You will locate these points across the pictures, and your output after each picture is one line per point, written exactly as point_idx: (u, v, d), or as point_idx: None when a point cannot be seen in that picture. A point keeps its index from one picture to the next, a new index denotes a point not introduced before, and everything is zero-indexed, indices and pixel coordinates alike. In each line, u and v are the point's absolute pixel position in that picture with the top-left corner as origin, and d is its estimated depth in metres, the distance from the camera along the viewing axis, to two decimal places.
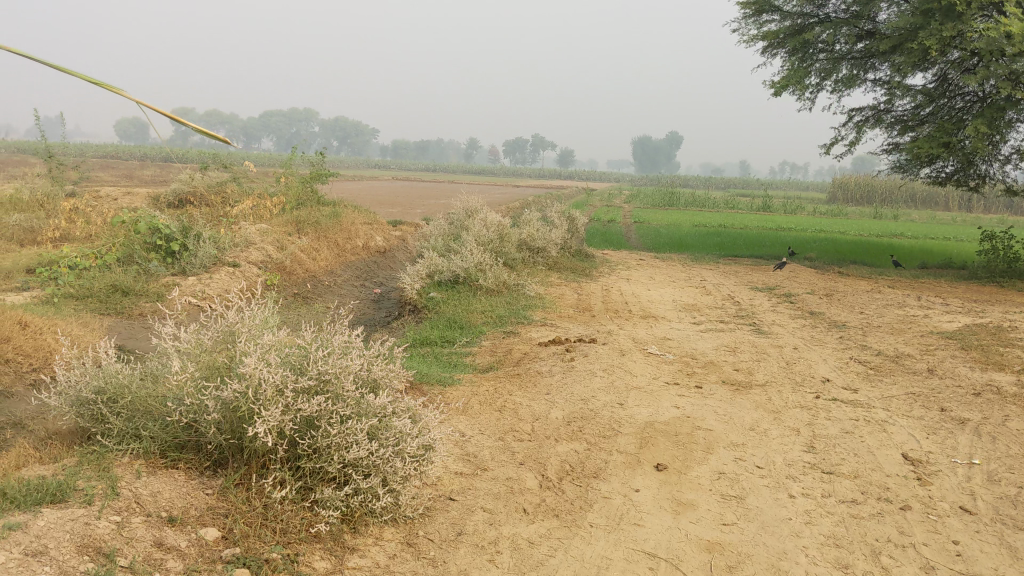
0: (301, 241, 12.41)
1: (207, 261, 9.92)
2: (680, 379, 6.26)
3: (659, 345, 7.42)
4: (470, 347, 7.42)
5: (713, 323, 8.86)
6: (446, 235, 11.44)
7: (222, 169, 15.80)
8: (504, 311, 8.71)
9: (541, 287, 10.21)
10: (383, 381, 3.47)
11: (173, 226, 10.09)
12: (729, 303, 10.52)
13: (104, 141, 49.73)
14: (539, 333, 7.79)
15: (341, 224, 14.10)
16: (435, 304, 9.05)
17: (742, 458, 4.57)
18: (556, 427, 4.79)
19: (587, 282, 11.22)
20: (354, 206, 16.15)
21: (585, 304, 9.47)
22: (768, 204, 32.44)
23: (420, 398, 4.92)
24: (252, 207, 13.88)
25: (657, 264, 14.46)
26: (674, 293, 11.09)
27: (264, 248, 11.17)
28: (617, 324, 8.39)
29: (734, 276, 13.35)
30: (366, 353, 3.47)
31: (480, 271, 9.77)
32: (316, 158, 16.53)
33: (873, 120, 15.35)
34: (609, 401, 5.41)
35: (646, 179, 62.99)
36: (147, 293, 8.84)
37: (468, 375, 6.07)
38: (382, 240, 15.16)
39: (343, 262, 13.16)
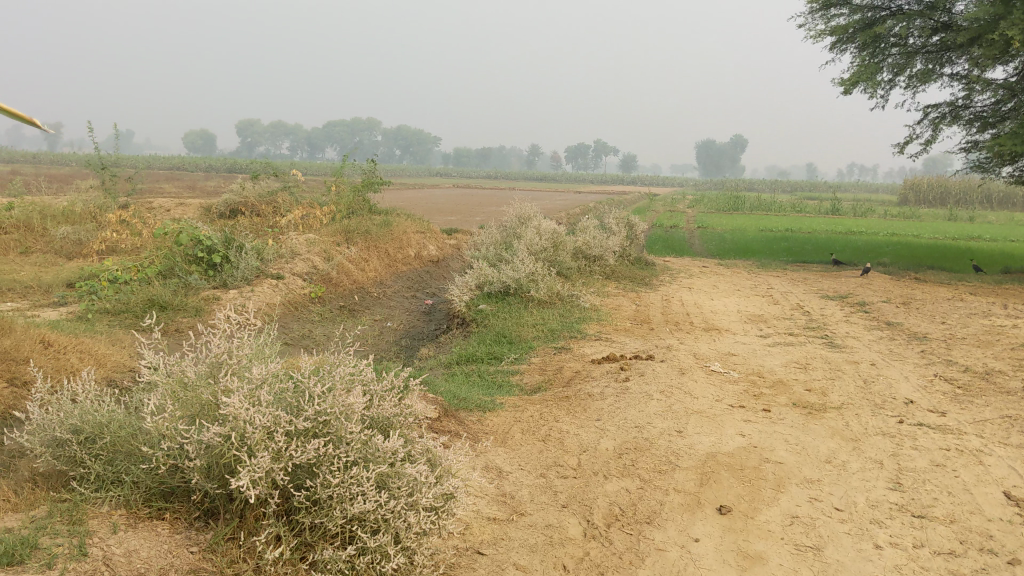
0: (350, 251, 12.08)
1: (249, 274, 9.64)
2: (746, 402, 5.68)
3: (722, 361, 6.84)
4: (518, 364, 6.95)
5: (781, 336, 8.23)
6: (497, 243, 10.99)
7: (274, 179, 15.63)
8: (556, 324, 8.22)
9: (597, 297, 9.69)
10: (395, 422, 3.02)
11: (216, 238, 9.85)
12: (799, 313, 9.86)
13: (171, 155, 50.70)
14: (592, 349, 7.28)
15: (393, 232, 13.77)
16: (483, 317, 8.60)
17: (818, 499, 3.99)
18: (606, 459, 4.27)
19: (646, 292, 10.67)
20: (407, 215, 15.83)
21: (643, 316, 8.93)
22: (836, 207, 31.43)
23: (454, 428, 4.45)
24: (302, 217, 13.63)
25: (719, 272, 13.83)
26: (739, 303, 10.47)
27: (310, 258, 10.87)
28: (677, 337, 7.83)
29: (802, 284, 12.66)
30: (374, 387, 3.03)
31: (532, 282, 9.28)
32: (369, 166, 16.26)
33: (950, 116, 14.49)
34: (667, 428, 4.87)
35: (710, 183, 61.94)
36: (186, 308, 8.57)
37: (511, 396, 5.59)
38: (436, 249, 14.80)
39: (394, 273, 12.82)
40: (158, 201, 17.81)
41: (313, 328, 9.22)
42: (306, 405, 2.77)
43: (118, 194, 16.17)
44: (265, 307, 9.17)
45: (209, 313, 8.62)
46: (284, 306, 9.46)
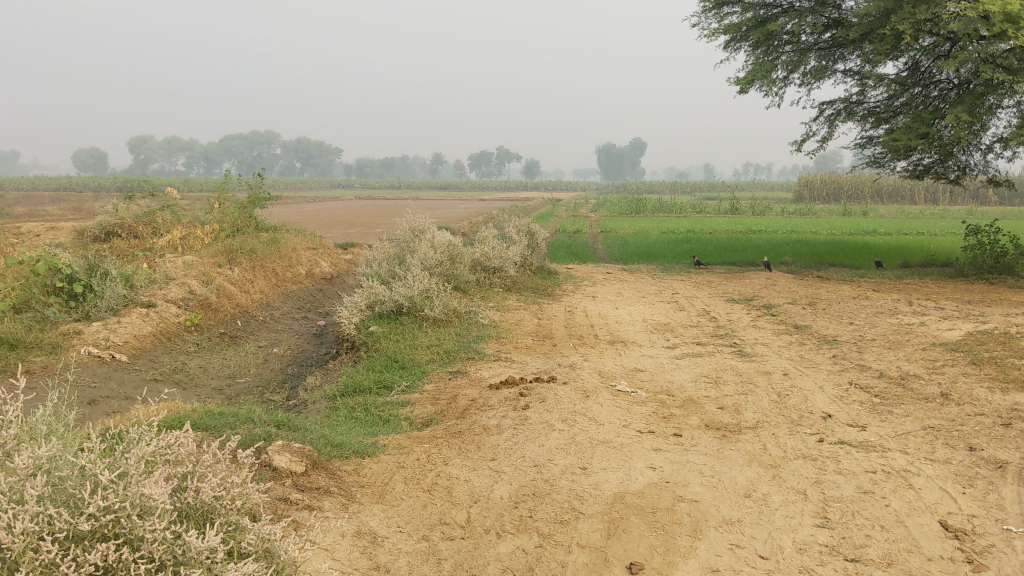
0: (233, 272, 11.28)
1: (115, 304, 8.83)
2: (655, 426, 5.20)
3: (629, 379, 6.36)
4: (409, 392, 6.35)
5: (689, 347, 7.82)
6: (389, 259, 10.35)
7: (152, 197, 14.67)
8: (452, 345, 7.64)
9: (496, 312, 9.15)
10: (215, 509, 2.40)
11: (77, 265, 8.98)
12: (705, 319, 9.50)
13: (53, 177, 48.51)
14: (489, 371, 6.72)
15: (280, 250, 12.99)
16: (374, 339, 7.98)
17: (739, 546, 3.51)
18: (499, 512, 3.70)
19: (548, 303, 10.18)
20: (298, 231, 15.05)
21: (545, 331, 8.42)
22: (735, 206, 31.70)
23: (322, 486, 3.83)
24: (181, 238, 12.76)
25: (624, 278, 13.46)
26: (644, 311, 10.06)
27: (186, 283, 10.06)
28: (580, 354, 7.33)
29: (707, 287, 12.36)
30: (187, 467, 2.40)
31: (426, 299, 8.68)
32: (255, 181, 15.43)
33: (845, 113, 14.43)
34: (569, 464, 4.34)
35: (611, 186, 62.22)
36: (40, 345, 7.72)
37: (397, 434, 4.99)
38: (329, 265, 14.07)
39: (282, 293, 12.05)
40: (27, 226, 16.62)
41: (188, 361, 8.44)
42: (91, 496, 2.11)
43: None
44: (134, 339, 8.35)
45: (67, 349, 7.78)
46: (156, 337, 8.65)
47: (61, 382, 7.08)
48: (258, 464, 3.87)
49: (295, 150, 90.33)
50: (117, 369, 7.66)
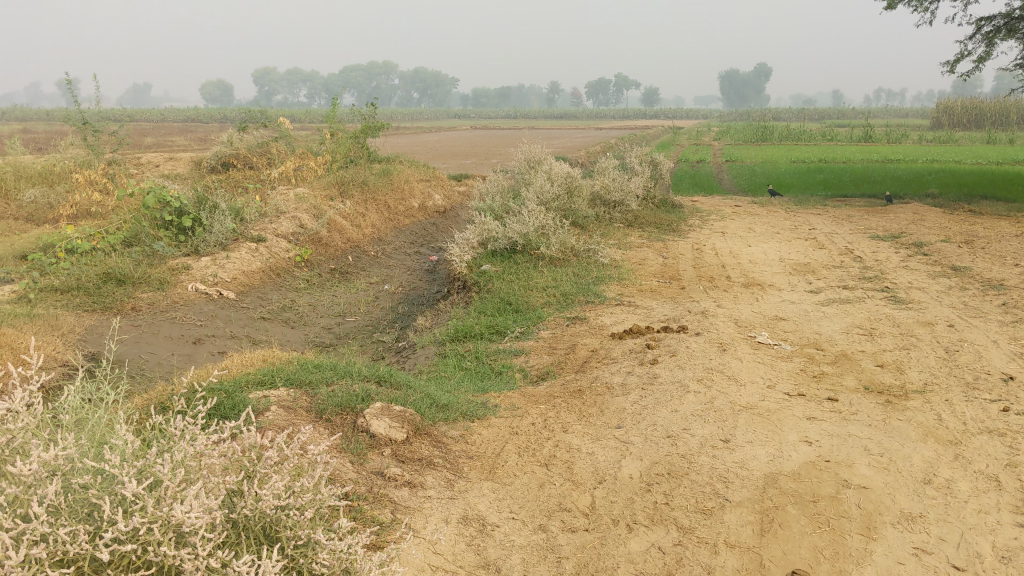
0: (344, 205, 10.94)
1: (223, 238, 8.58)
2: (805, 388, 4.54)
3: (769, 330, 5.67)
4: (524, 340, 5.85)
5: (834, 291, 7.02)
6: (503, 192, 9.79)
7: (267, 128, 14.48)
8: (570, 287, 7.06)
9: (617, 251, 8.51)
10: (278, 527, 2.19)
11: (186, 198, 8.75)
12: (849, 259, 8.63)
13: (179, 110, 49.81)
14: (610, 317, 6.15)
15: (393, 182, 12.60)
16: (488, 279, 7.51)
17: (925, 551, 2.87)
18: (629, 496, 3.16)
19: (674, 240, 9.46)
20: (411, 162, 14.65)
21: (671, 271, 7.76)
22: (869, 134, 29.80)
23: (426, 457, 3.35)
24: (294, 170, 12.52)
25: (753, 212, 12.58)
26: (778, 249, 9.24)
27: (296, 217, 9.76)
28: (712, 299, 6.65)
29: (847, 222, 11.39)
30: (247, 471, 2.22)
31: (542, 236, 8.11)
32: (368, 110, 15.07)
33: (1006, 29, 12.97)
34: (709, 436, 3.74)
35: (734, 113, 59.90)
36: (148, 280, 7.53)
37: (511, 392, 4.48)
38: (442, 198, 13.64)
39: (395, 227, 11.68)
40: (149, 156, 16.76)
41: (296, 298, 8.13)
42: (115, 516, 1.75)
43: (103, 150, 15.11)
44: (242, 275, 8.08)
45: (175, 285, 7.56)
46: (265, 272, 8.37)
47: (167, 320, 6.85)
48: (353, 431, 3.41)
49: (411, 80, 90.29)
50: (223, 306, 7.37)
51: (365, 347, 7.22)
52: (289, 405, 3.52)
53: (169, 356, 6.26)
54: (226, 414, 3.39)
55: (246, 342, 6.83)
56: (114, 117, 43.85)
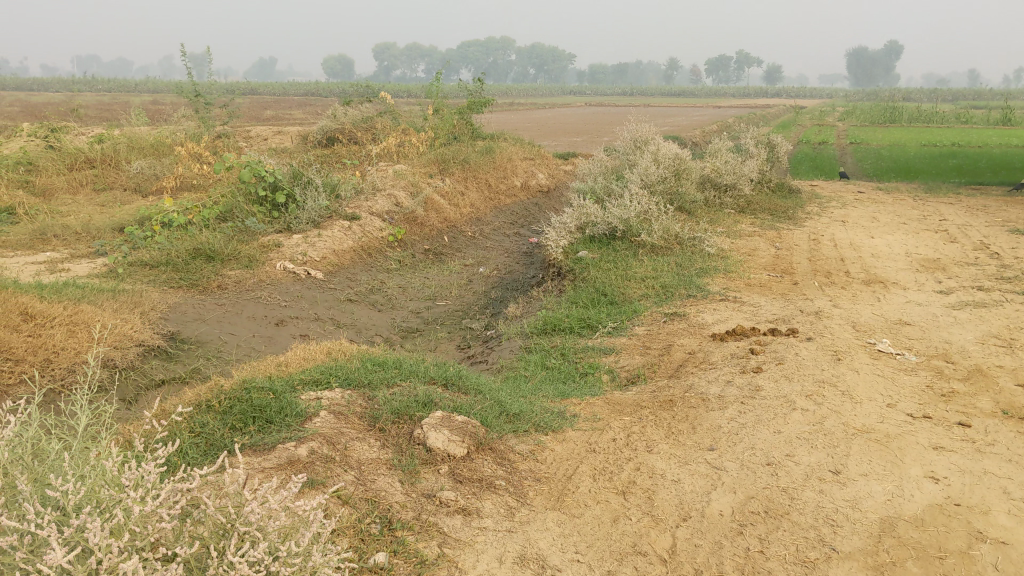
0: (443, 183, 10.66)
1: (317, 215, 8.36)
2: (932, 409, 3.97)
3: (891, 338, 5.07)
4: (614, 337, 5.42)
5: (966, 292, 6.33)
6: (606, 173, 9.32)
7: (373, 102, 14.33)
8: (670, 279, 6.58)
9: (725, 239, 7.95)
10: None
11: (281, 172, 8.57)
12: (984, 255, 7.84)
13: (297, 85, 50.68)
14: (711, 315, 5.66)
15: (495, 160, 12.26)
16: (583, 267, 7.10)
17: None
18: (716, 539, 2.71)
19: (788, 229, 8.83)
20: (516, 140, 14.28)
21: (783, 264, 7.18)
22: (1008, 117, 27.89)
23: (487, 477, 2.97)
24: (396, 146, 12.30)
25: (878, 199, 11.74)
26: (904, 242, 8.50)
27: (393, 194, 9.51)
28: (827, 298, 6.06)
29: (982, 213, 10.48)
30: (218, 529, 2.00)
31: (644, 222, 7.61)
32: (474, 86, 14.75)
33: None
34: (816, 465, 3.25)
35: (859, 93, 57.36)
36: (237, 257, 7.37)
37: (594, 399, 4.05)
38: (546, 177, 13.23)
39: (495, 207, 11.35)
40: (259, 129, 16.88)
41: (387, 279, 7.87)
42: None
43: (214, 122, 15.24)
44: (333, 254, 7.84)
45: (264, 263, 7.38)
46: (357, 251, 8.13)
47: (252, 300, 6.65)
48: (408, 444, 3.06)
49: (527, 56, 89.83)
50: (311, 286, 7.14)
51: (453, 336, 6.90)
52: (342, 412, 3.19)
53: (249, 338, 6.06)
54: (271, 418, 3.09)
55: (330, 325, 6.59)
56: (236, 90, 44.95)
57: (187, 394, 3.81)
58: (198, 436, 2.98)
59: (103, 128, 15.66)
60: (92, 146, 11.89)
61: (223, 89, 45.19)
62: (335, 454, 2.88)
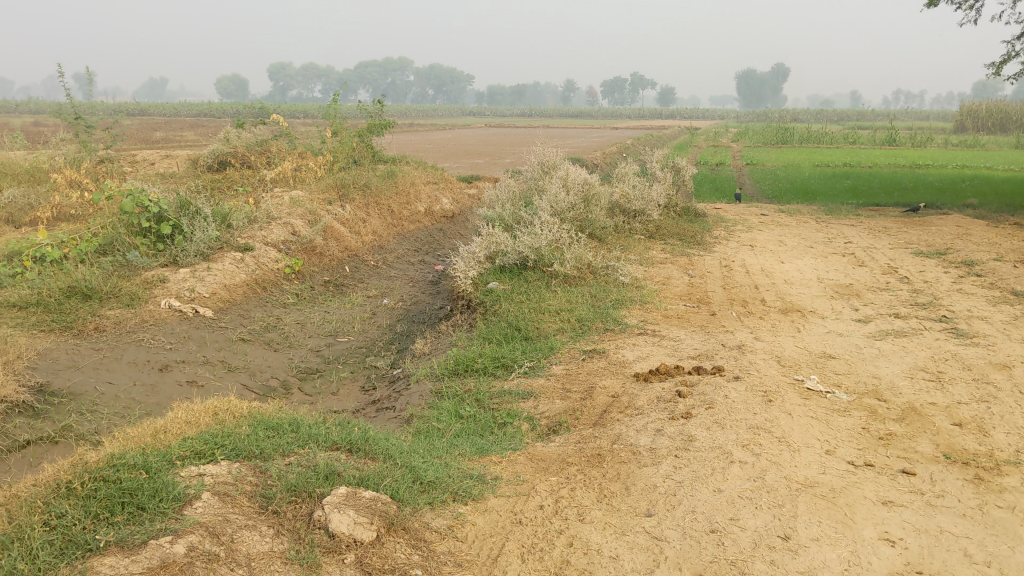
0: (343, 210, 10.19)
1: (206, 247, 7.78)
2: (873, 455, 3.74)
3: (819, 374, 4.87)
4: (531, 378, 5.08)
5: (884, 320, 6.22)
6: (514, 198, 9.01)
7: (267, 125, 13.75)
8: (586, 311, 6.29)
9: (638, 267, 7.72)
10: None
11: (166, 201, 7.97)
12: (894, 279, 7.80)
13: (189, 105, 49.23)
14: (632, 352, 5.37)
15: (397, 184, 11.84)
16: (494, 300, 6.75)
17: None
18: None
19: (699, 254, 8.67)
20: (419, 163, 13.90)
21: (699, 293, 6.98)
22: (894, 137, 28.83)
23: (400, 566, 2.57)
24: (293, 171, 11.77)
25: (783, 222, 11.77)
26: (814, 266, 8.43)
27: (289, 223, 8.99)
28: (748, 329, 5.85)
29: (885, 235, 10.57)
30: None
31: (556, 250, 7.32)
32: (374, 108, 14.31)
33: None
34: (764, 530, 2.95)
35: (751, 114, 58.84)
36: (117, 295, 6.76)
37: (515, 456, 3.69)
38: (450, 202, 12.88)
39: (398, 234, 10.93)
40: (146, 152, 16.05)
41: (284, 314, 7.36)
42: None
43: (97, 146, 14.39)
44: (224, 288, 7.29)
45: (147, 301, 6.79)
46: (251, 285, 7.59)
47: (133, 343, 6.07)
48: (307, 529, 2.63)
49: (426, 76, 89.54)
50: (200, 325, 6.59)
51: (357, 378, 6.46)
52: (228, 492, 2.74)
53: (129, 387, 5.49)
54: (144, 505, 2.62)
55: (221, 370, 6.07)
56: (124, 111, 43.28)
57: (46, 468, 3.28)
58: (52, 531, 2.47)
59: None
60: None
61: (109, 109, 43.46)
62: (220, 550, 2.43)
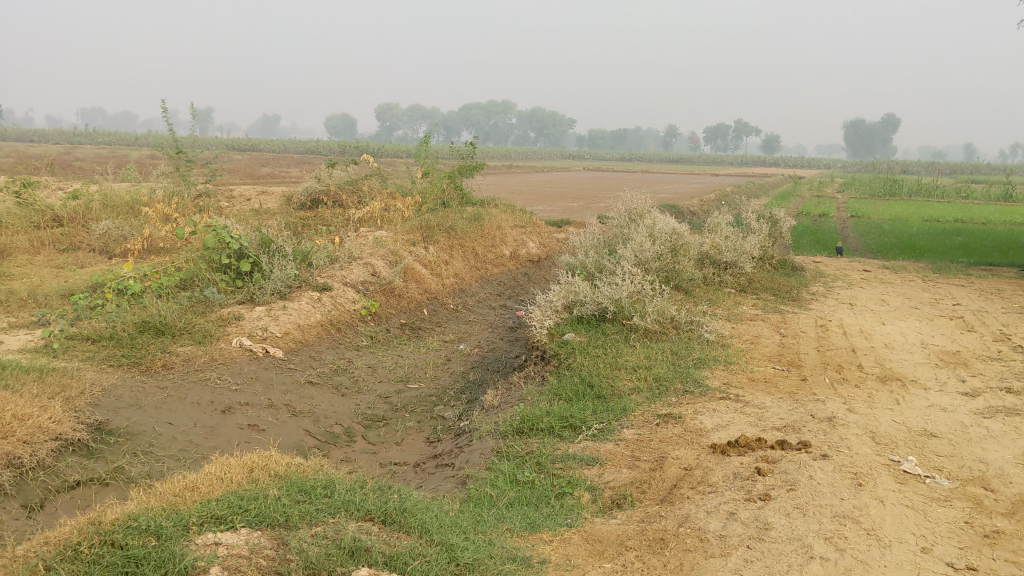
0: (426, 252, 10.05)
1: (283, 285, 7.71)
2: (978, 557, 3.28)
3: (917, 454, 4.41)
4: (600, 442, 4.75)
5: (994, 394, 5.68)
6: (598, 246, 8.72)
7: (359, 164, 13.81)
8: (664, 370, 5.93)
9: (725, 324, 7.32)
10: None
11: (248, 239, 7.94)
12: (1007, 348, 7.19)
13: (296, 143, 50.57)
14: (710, 418, 4.99)
15: (484, 227, 11.69)
16: (570, 353, 6.46)
17: None
18: None
19: (792, 312, 8.20)
20: (508, 207, 13.75)
21: (789, 355, 6.54)
22: (1009, 192, 27.49)
23: None
24: (381, 210, 11.74)
25: (886, 279, 11.15)
26: (918, 330, 7.87)
27: (370, 263, 8.88)
28: (840, 399, 5.41)
29: (998, 298, 9.88)
30: None
31: (637, 303, 6.98)
32: (466, 150, 14.26)
33: None
34: None
35: (859, 164, 57.20)
36: (190, 332, 6.70)
37: (570, 535, 3.37)
38: (538, 246, 12.66)
39: (482, 278, 10.74)
40: (244, 188, 16.35)
41: (356, 357, 7.20)
42: None
43: (196, 181, 14.69)
44: (297, 329, 7.18)
45: (219, 339, 6.71)
46: (325, 326, 7.46)
47: (199, 382, 5.96)
48: None
49: (527, 119, 90.29)
50: (268, 365, 6.45)
51: (424, 428, 6.22)
52: (240, 567, 2.50)
53: (189, 428, 5.37)
54: None
55: (284, 413, 5.91)
56: (234, 148, 44.69)
57: (72, 521, 3.11)
58: None
59: (82, 183, 15.10)
60: (62, 203, 11.31)
61: (220, 144, 44.95)
62: None
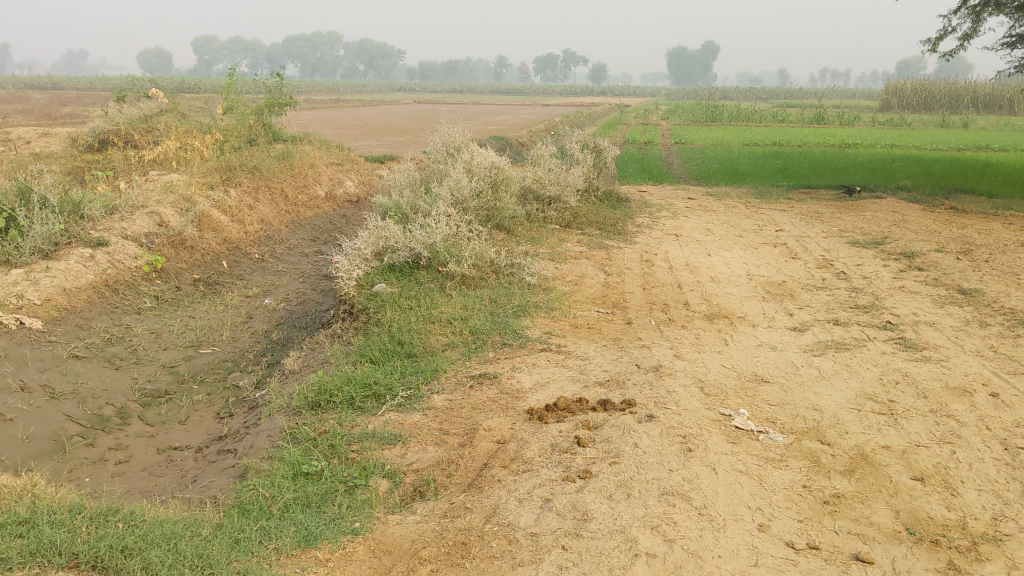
0: (225, 196, 9.09)
1: (47, 243, 6.64)
2: (818, 532, 2.90)
3: (749, 406, 4.03)
4: (405, 413, 4.15)
5: (823, 328, 5.42)
6: (413, 184, 8.03)
7: (152, 100, 12.51)
8: (481, 321, 5.38)
9: (549, 264, 6.83)
10: None
11: (1, 190, 6.79)
12: (830, 275, 7.04)
13: (99, 78, 46.85)
14: (530, 375, 4.47)
15: (293, 167, 10.76)
16: (378, 306, 5.80)
17: None
18: None
19: (618, 247, 7.80)
20: (322, 143, 12.81)
21: (616, 295, 6.12)
22: (823, 115, 28.39)
23: None
24: (176, 151, 10.59)
25: (711, 207, 11.00)
26: (744, 260, 7.63)
27: (157, 212, 7.88)
28: (667, 344, 5.00)
29: (818, 222, 9.85)
30: None
31: (453, 246, 6.38)
32: (273, 82, 13.16)
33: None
34: None
35: (683, 90, 58.38)
36: None
37: (354, 548, 2.78)
38: (355, 185, 11.83)
39: (293, 222, 9.87)
40: (24, 129, 14.65)
41: (135, 323, 6.30)
42: None
43: None
44: (63, 293, 6.19)
45: None
46: (98, 288, 6.49)
47: None
48: None
49: (354, 50, 87.47)
50: (22, 340, 5.50)
51: (214, 402, 5.48)
52: None
53: None
54: None
55: (40, 398, 5.03)
56: (29, 86, 41.04)
57: None
58: None
59: None
60: None
61: (16, 82, 41.20)
62: None
